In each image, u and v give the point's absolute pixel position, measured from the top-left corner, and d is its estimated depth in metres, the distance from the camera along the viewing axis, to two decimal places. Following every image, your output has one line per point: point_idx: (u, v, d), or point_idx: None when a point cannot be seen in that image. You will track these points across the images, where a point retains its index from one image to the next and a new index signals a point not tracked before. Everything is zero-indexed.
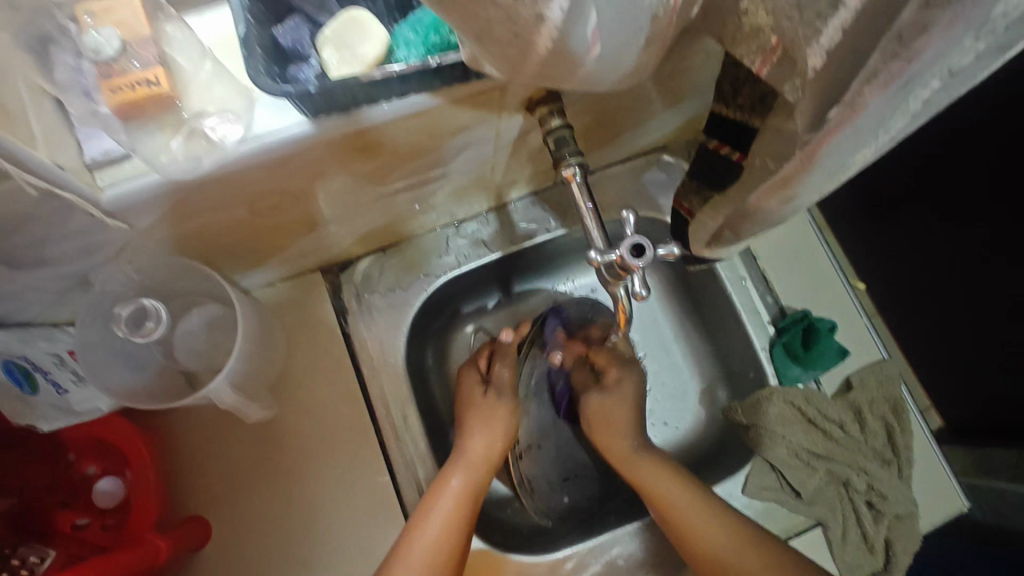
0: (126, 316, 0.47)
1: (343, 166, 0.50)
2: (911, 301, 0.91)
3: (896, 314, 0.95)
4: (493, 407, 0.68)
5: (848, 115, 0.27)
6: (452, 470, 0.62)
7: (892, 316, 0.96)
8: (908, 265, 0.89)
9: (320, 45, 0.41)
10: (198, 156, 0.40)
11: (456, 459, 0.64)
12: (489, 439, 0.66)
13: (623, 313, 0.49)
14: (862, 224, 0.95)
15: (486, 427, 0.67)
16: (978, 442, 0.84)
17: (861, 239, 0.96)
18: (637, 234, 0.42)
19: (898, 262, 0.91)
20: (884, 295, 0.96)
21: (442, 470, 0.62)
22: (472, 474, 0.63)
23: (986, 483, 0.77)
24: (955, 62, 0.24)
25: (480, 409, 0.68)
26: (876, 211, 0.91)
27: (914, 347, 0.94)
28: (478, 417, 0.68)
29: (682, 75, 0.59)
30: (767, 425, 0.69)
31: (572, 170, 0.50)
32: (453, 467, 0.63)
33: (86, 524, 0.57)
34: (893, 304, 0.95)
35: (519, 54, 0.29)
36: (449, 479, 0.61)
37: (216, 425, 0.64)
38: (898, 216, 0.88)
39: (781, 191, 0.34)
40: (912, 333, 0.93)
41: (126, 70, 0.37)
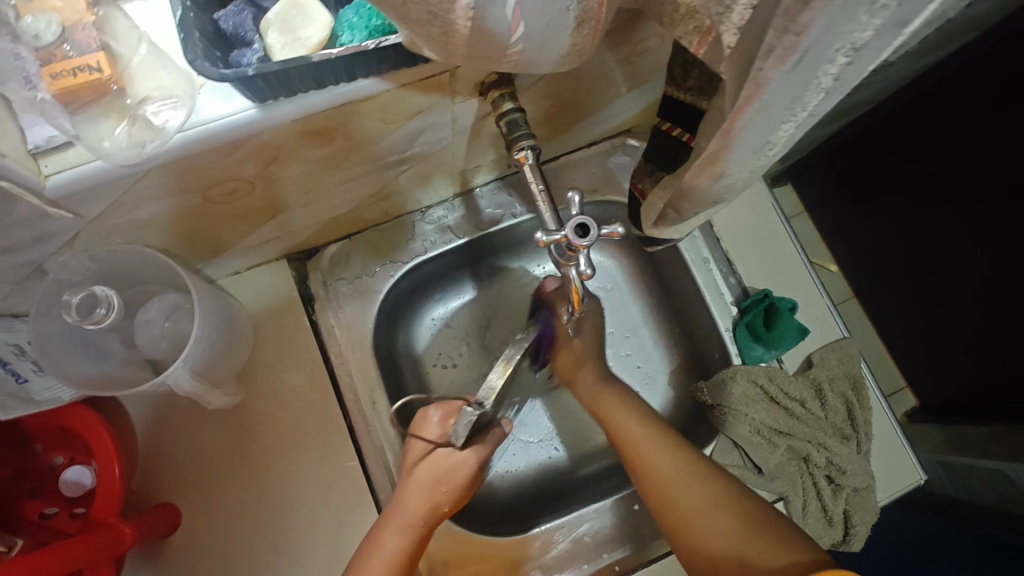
0: (76, 304, 0.47)
1: (297, 152, 0.50)
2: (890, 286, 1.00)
3: (875, 295, 1.04)
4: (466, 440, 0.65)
5: (756, 90, 0.27)
6: (387, 533, 0.58)
7: (873, 298, 1.05)
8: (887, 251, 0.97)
9: (264, 30, 0.41)
10: (140, 143, 0.40)
11: (390, 522, 0.59)
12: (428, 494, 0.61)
13: (576, 293, 0.50)
14: (841, 208, 1.04)
15: (432, 487, 0.61)
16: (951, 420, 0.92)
17: (839, 223, 1.06)
18: (583, 214, 0.43)
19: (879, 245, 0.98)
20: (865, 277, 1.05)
21: (376, 530, 0.58)
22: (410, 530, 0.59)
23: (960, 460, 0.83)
24: (855, 38, 0.25)
25: (434, 466, 0.62)
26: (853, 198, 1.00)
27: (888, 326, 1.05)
28: (424, 476, 0.62)
29: (638, 58, 0.59)
30: (730, 404, 0.71)
31: (524, 153, 0.51)
32: (387, 529, 0.58)
33: (55, 513, 0.58)
34: (875, 287, 1.04)
35: (442, 34, 0.29)
36: (380, 544, 0.57)
37: (186, 413, 0.64)
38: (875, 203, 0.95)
39: (710, 169, 0.34)
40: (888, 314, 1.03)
41: (66, 56, 0.38)
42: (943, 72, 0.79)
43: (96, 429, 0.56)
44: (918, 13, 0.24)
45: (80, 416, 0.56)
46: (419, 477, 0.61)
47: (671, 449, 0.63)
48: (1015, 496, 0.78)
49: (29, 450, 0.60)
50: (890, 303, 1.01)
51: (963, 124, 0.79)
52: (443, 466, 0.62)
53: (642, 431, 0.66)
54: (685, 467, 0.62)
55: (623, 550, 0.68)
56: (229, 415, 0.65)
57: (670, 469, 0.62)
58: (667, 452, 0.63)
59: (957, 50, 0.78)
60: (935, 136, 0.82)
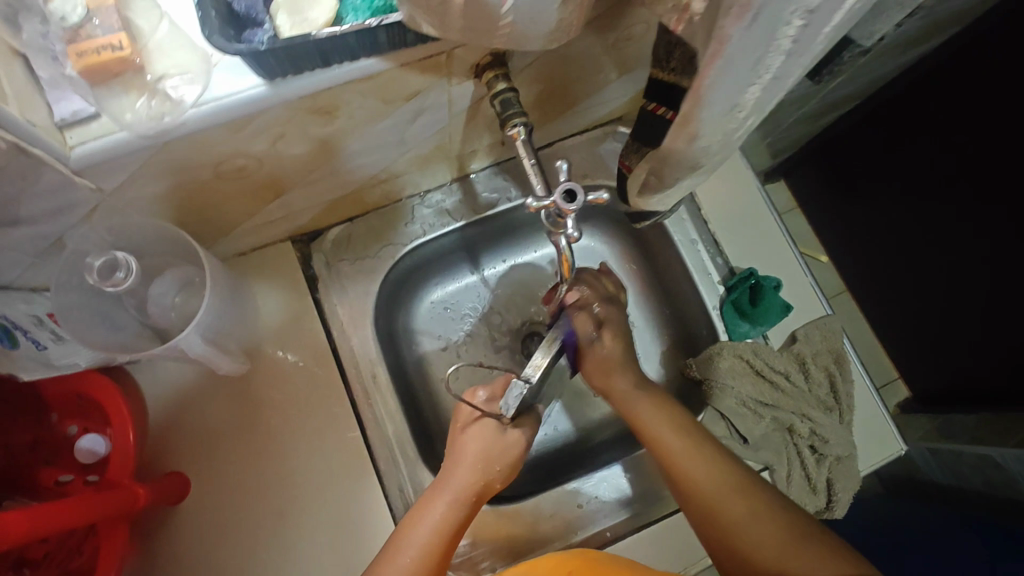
0: (98, 266, 0.50)
1: (303, 129, 0.53)
2: (882, 281, 1.13)
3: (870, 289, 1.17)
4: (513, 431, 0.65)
5: (720, 51, 0.30)
6: (435, 504, 0.59)
7: (868, 291, 1.18)
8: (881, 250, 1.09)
9: (274, 11, 0.44)
10: (160, 116, 0.43)
11: (443, 492, 0.60)
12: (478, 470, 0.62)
13: (566, 261, 0.53)
14: (836, 205, 1.16)
15: (484, 461, 0.63)
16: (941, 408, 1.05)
17: (836, 218, 1.18)
18: (570, 181, 0.46)
19: (871, 243, 1.11)
20: (862, 272, 1.17)
21: (427, 495, 0.60)
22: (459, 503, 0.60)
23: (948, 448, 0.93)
24: (807, 1, 0.28)
25: (485, 439, 0.64)
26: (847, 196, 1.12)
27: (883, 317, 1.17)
28: (477, 445, 0.64)
29: (626, 45, 0.63)
30: (718, 378, 0.74)
31: (516, 130, 0.54)
32: (437, 500, 0.59)
33: (69, 480, 0.60)
34: (871, 282, 1.16)
35: (439, 4, 0.32)
36: (429, 515, 0.58)
37: (194, 386, 0.67)
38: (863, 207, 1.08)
39: (684, 131, 0.38)
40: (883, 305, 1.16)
41: (91, 36, 0.41)
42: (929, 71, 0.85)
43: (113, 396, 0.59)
44: None
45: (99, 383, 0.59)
46: (469, 449, 0.63)
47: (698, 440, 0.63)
48: (1003, 482, 0.87)
49: (45, 419, 0.61)
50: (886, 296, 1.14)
51: (957, 114, 0.86)
52: (493, 445, 0.64)
53: (672, 434, 0.65)
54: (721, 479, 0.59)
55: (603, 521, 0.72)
56: (236, 388, 0.68)
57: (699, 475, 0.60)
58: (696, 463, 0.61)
59: (943, 42, 0.85)
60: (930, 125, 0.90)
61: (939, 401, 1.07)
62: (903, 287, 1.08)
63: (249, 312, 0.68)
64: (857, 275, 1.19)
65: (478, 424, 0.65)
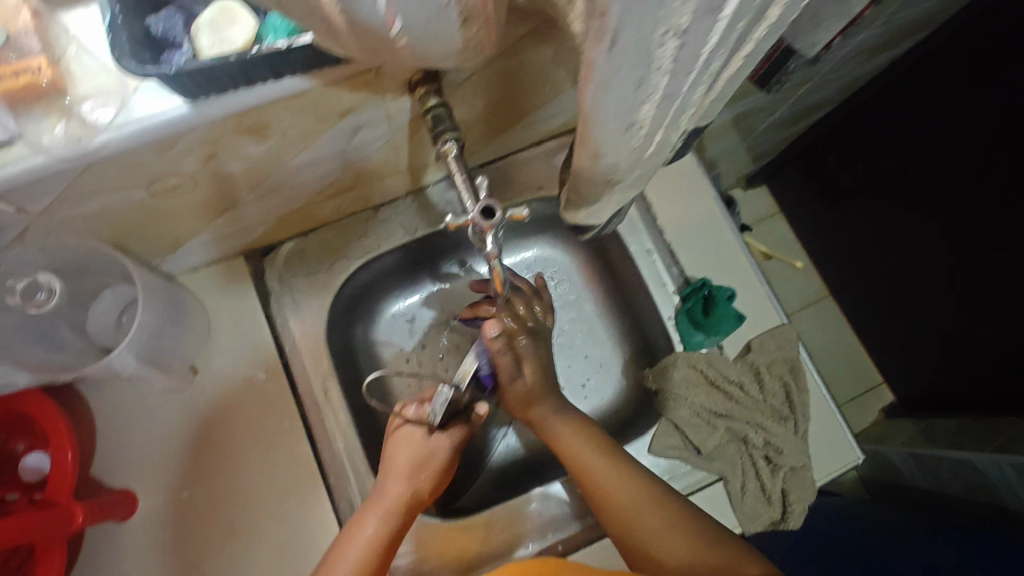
0: (21, 290, 0.53)
1: (235, 148, 0.53)
2: (863, 285, 1.18)
3: (848, 293, 1.23)
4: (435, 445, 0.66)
5: (597, 72, 0.31)
6: (366, 520, 0.59)
7: (848, 296, 1.24)
8: (863, 255, 1.13)
9: (194, 33, 0.44)
10: (76, 139, 0.43)
11: (375, 506, 0.60)
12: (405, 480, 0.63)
13: (498, 276, 0.53)
14: (819, 214, 1.21)
15: (410, 472, 0.64)
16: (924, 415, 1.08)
17: (819, 225, 1.23)
18: (490, 198, 0.46)
19: (854, 249, 1.15)
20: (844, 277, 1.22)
21: (357, 517, 0.59)
22: (390, 519, 0.60)
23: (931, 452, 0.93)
24: (676, 22, 0.28)
25: (410, 449, 0.65)
26: (828, 202, 1.17)
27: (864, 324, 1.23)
28: (402, 457, 0.64)
29: (569, 58, 0.63)
30: (672, 388, 0.74)
31: (448, 145, 0.54)
32: (368, 517, 0.59)
33: (15, 499, 0.61)
34: (851, 287, 1.21)
35: (326, 28, 0.33)
36: (363, 529, 0.58)
37: (144, 403, 0.67)
38: (842, 210, 1.13)
39: (586, 148, 0.38)
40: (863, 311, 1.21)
41: (9, 60, 0.43)
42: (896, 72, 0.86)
43: (52, 418, 0.58)
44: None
45: (36, 403, 0.59)
46: (399, 457, 0.65)
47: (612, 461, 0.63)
48: (982, 487, 0.84)
49: None
50: (866, 300, 1.19)
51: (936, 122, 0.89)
52: (419, 450, 0.65)
53: (583, 445, 0.65)
54: (629, 491, 0.61)
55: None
56: (185, 404, 0.68)
57: (616, 491, 0.61)
58: (614, 475, 0.62)
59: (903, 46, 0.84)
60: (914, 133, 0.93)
61: (921, 409, 1.12)
62: (885, 293, 1.12)
63: (197, 329, 0.68)
64: (840, 279, 1.24)
65: (406, 435, 0.66)
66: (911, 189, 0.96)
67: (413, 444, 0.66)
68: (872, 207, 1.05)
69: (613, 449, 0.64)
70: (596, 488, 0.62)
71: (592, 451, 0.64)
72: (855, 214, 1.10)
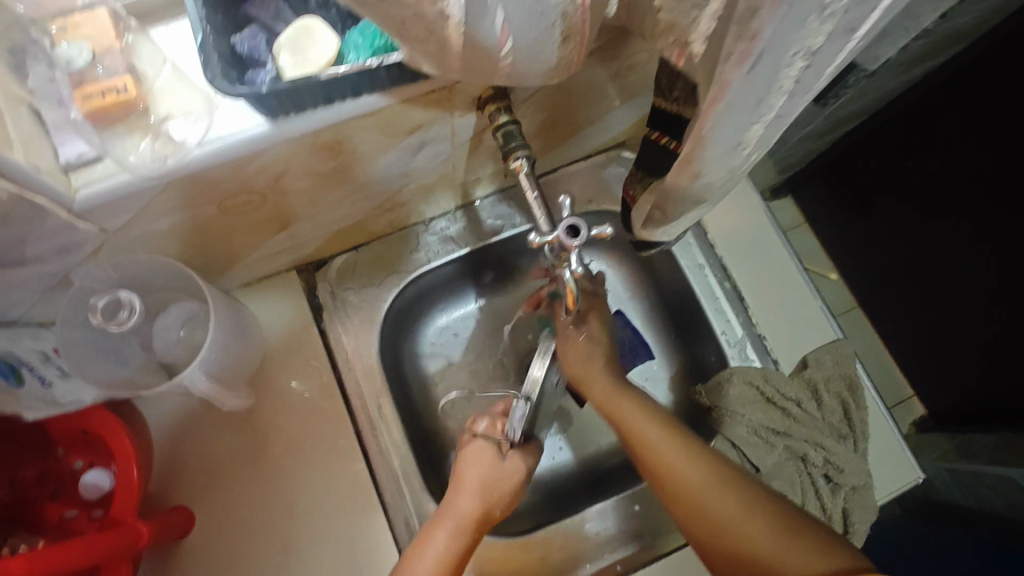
0: (101, 307, 0.51)
1: (306, 165, 0.53)
2: (889, 294, 1.10)
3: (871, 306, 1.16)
4: (504, 478, 0.64)
5: (719, 93, 0.30)
6: (437, 533, 0.58)
7: (872, 306, 1.15)
8: (889, 263, 1.06)
9: (276, 51, 0.45)
10: (163, 157, 0.43)
11: (445, 521, 0.59)
12: (482, 505, 0.61)
13: (571, 292, 0.53)
14: (839, 218, 1.13)
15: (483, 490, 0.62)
16: (957, 428, 0.99)
17: (840, 231, 1.14)
18: (574, 216, 0.46)
19: (875, 256, 1.09)
20: (868, 287, 1.14)
21: (425, 530, 0.58)
22: (460, 537, 0.58)
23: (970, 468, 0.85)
24: (810, 42, 0.27)
25: (486, 473, 0.63)
26: (849, 208, 1.09)
27: (895, 338, 1.13)
28: (476, 471, 0.63)
29: (631, 74, 0.63)
30: (728, 405, 0.73)
31: (519, 162, 0.54)
32: (438, 529, 0.58)
33: (74, 516, 0.59)
34: (874, 297, 1.14)
35: (439, 49, 0.32)
36: (431, 545, 0.57)
37: (200, 418, 0.67)
38: (872, 214, 1.04)
39: (688, 168, 0.37)
40: (891, 324, 1.13)
41: (96, 79, 0.42)
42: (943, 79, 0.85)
43: (119, 435, 0.58)
44: (864, 19, 0.27)
45: (99, 419, 0.59)
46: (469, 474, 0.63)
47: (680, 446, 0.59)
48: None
49: (51, 454, 0.61)
50: (890, 315, 1.12)
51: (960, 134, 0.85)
52: (493, 473, 0.63)
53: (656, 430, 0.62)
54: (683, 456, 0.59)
55: (661, 540, 0.70)
56: (242, 420, 0.67)
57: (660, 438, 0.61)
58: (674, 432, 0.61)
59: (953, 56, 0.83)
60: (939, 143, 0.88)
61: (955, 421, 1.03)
62: (911, 303, 1.05)
63: (253, 345, 0.68)
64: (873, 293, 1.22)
65: (475, 450, 0.65)
66: (929, 200, 0.92)
67: (490, 484, 0.62)
68: (893, 219, 1.00)
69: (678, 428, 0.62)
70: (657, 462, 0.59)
71: (638, 404, 0.65)
72: (881, 220, 1.03)
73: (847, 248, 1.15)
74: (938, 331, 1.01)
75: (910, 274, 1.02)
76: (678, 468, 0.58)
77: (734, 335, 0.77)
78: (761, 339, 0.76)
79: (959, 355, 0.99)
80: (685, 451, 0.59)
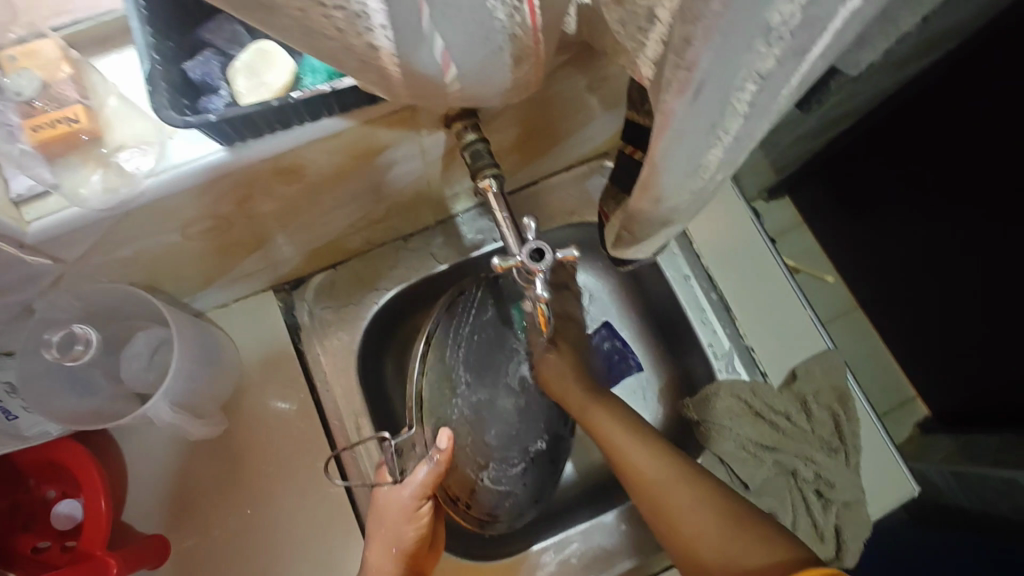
0: (58, 341, 0.51)
1: (270, 189, 0.52)
2: (886, 298, 1.08)
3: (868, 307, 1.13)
4: (393, 506, 0.59)
5: (668, 121, 0.29)
6: None
7: (870, 309, 1.13)
8: (886, 265, 1.04)
9: (230, 76, 0.44)
10: (115, 189, 0.42)
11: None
12: (383, 539, 0.59)
13: (542, 313, 0.52)
14: (834, 219, 1.10)
15: (388, 534, 0.59)
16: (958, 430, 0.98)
17: (836, 234, 1.12)
18: (539, 239, 0.46)
19: (872, 259, 1.07)
20: (864, 290, 1.12)
21: None
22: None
23: (971, 470, 0.82)
24: (759, 66, 0.26)
25: (380, 510, 0.59)
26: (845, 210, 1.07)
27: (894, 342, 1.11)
28: (384, 529, 0.59)
29: (607, 85, 0.61)
30: (716, 420, 0.72)
31: (488, 181, 0.52)
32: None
33: (47, 547, 0.59)
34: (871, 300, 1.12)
35: (380, 78, 0.31)
36: None
37: (175, 444, 0.66)
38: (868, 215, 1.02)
39: (647, 192, 0.36)
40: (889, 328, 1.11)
41: (46, 110, 0.41)
42: (932, 79, 0.83)
43: (88, 466, 0.57)
44: (814, 42, 0.25)
45: (73, 453, 0.58)
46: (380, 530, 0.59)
47: (649, 446, 0.60)
48: None
49: (23, 485, 0.61)
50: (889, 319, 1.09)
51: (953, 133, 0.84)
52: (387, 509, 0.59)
53: (633, 441, 0.61)
54: (650, 459, 0.59)
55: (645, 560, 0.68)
56: (218, 444, 0.66)
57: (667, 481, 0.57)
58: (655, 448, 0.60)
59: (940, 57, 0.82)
60: (932, 142, 0.87)
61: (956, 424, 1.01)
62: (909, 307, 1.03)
63: (228, 370, 0.67)
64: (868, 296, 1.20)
65: (379, 499, 0.59)
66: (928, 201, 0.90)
67: (386, 522, 0.59)
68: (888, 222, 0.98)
69: (642, 428, 0.62)
70: (628, 468, 0.60)
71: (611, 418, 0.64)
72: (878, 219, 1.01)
73: (842, 250, 1.13)
74: (935, 332, 1.00)
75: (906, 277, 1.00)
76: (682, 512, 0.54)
77: (721, 347, 0.75)
78: (749, 351, 0.74)
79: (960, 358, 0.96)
80: (656, 458, 0.59)
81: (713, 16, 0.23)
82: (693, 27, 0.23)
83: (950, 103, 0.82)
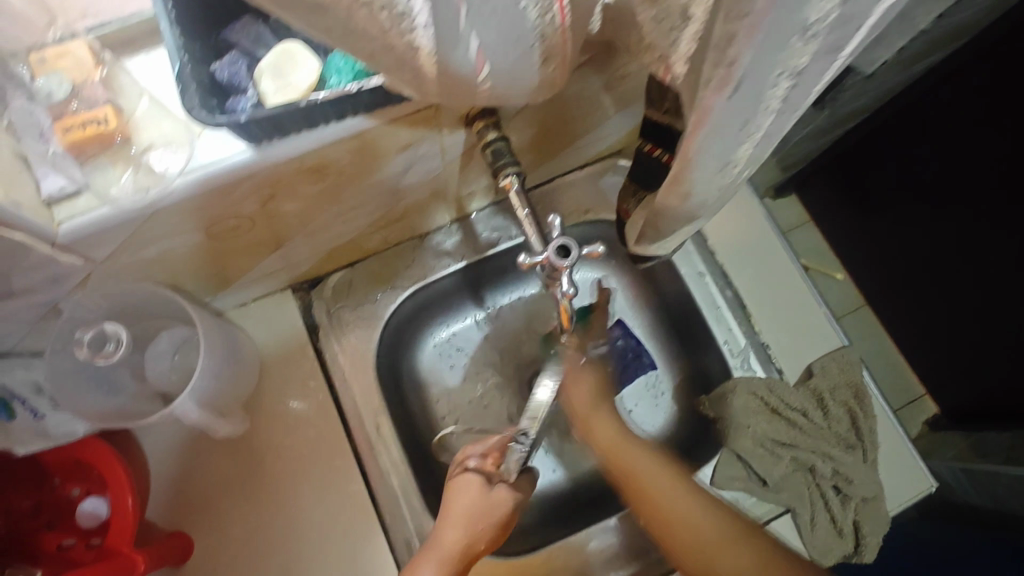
0: (89, 339, 0.52)
1: (294, 188, 0.52)
2: (898, 295, 1.07)
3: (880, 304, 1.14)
4: (477, 503, 0.60)
5: (702, 117, 0.29)
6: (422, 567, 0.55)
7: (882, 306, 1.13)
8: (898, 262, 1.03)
9: (257, 77, 0.44)
10: (145, 189, 0.43)
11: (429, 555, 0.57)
12: (465, 534, 0.59)
13: (564, 311, 0.53)
14: (847, 216, 1.10)
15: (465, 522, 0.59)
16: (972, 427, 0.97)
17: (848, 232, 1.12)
18: (564, 236, 0.47)
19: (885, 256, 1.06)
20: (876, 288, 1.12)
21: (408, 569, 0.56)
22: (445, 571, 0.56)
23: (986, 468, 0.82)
24: (794, 63, 0.26)
25: (465, 500, 0.61)
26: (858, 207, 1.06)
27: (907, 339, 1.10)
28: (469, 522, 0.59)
29: (624, 83, 0.61)
30: (732, 417, 0.71)
31: (509, 179, 0.53)
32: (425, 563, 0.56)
33: (72, 545, 0.59)
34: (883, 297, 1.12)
35: (414, 78, 0.31)
36: None
37: (197, 442, 0.66)
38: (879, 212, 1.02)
39: (676, 188, 0.36)
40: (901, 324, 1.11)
41: (74, 112, 0.42)
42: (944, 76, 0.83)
43: (112, 465, 0.57)
44: (851, 38, 0.25)
45: (96, 451, 0.57)
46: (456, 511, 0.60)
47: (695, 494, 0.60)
48: None
49: (48, 483, 0.61)
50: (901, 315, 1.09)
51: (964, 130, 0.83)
52: (476, 502, 0.61)
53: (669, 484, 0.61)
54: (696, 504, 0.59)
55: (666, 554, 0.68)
56: (239, 442, 0.67)
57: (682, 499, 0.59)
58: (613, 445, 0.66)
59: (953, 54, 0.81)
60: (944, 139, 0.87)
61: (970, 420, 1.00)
62: (921, 304, 1.03)
63: (250, 369, 0.67)
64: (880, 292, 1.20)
65: (463, 496, 0.61)
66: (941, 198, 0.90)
67: (467, 521, 0.59)
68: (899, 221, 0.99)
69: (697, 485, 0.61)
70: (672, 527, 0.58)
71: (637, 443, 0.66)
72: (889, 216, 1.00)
73: (853, 247, 1.13)
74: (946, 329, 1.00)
75: (919, 273, 1.00)
76: (676, 513, 0.58)
77: (737, 344, 0.75)
78: (764, 348, 0.74)
79: (972, 355, 0.96)
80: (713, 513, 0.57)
81: (755, 13, 0.23)
82: (735, 25, 0.23)
83: (962, 100, 0.82)
